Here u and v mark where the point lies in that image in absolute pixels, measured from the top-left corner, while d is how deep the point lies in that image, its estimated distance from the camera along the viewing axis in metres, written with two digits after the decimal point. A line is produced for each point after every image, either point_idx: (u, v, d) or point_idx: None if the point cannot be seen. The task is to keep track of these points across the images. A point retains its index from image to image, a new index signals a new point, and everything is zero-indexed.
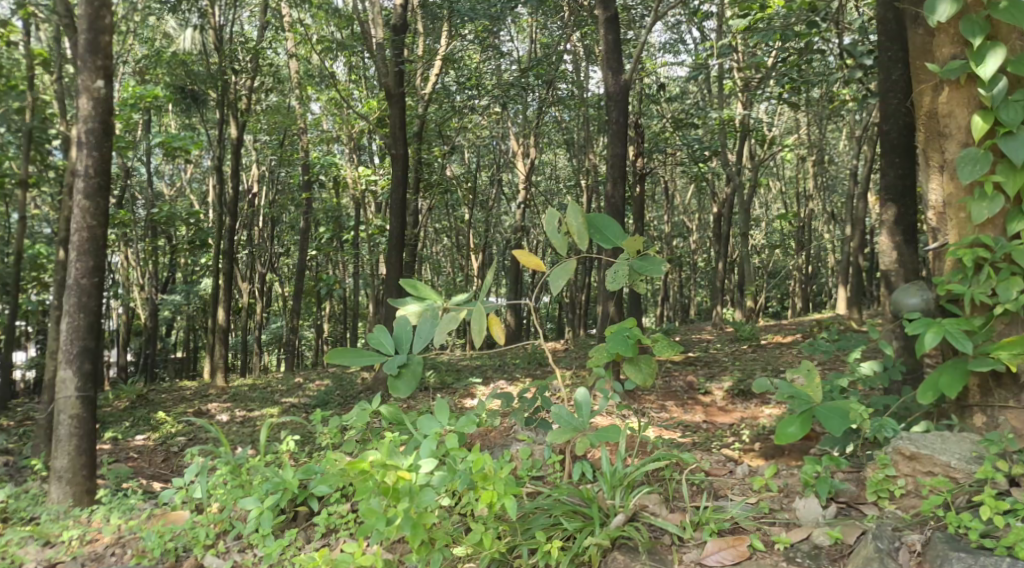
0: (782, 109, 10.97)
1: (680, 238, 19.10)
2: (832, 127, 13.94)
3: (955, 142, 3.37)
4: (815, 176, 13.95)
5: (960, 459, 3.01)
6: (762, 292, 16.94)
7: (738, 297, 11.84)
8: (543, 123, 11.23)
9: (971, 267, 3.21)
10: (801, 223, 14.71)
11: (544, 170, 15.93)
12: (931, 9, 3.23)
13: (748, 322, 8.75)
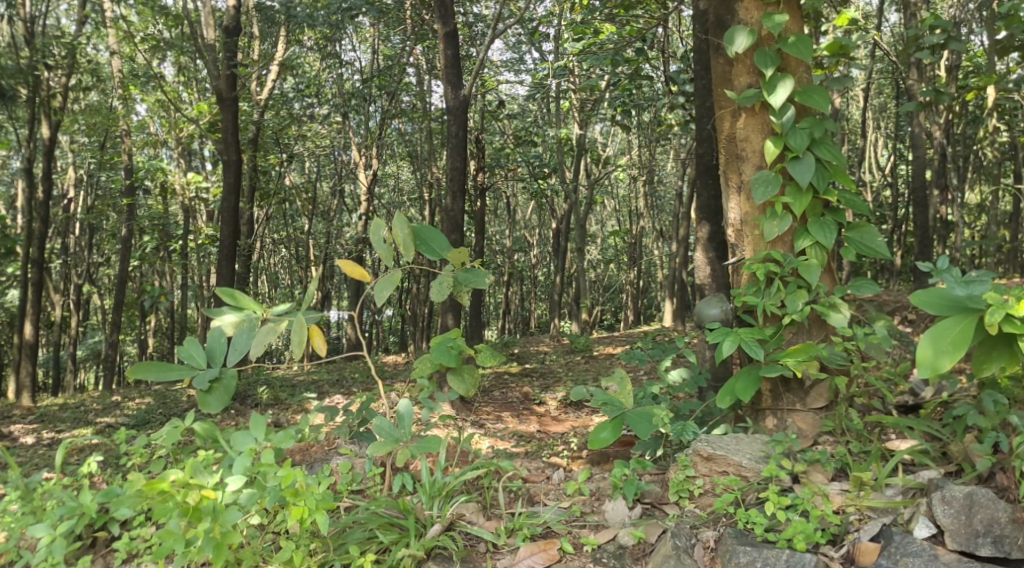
0: (615, 131, 11.51)
1: (521, 252, 19.52)
2: (661, 149, 14.76)
3: (750, 165, 3.64)
4: (645, 196, 14.73)
5: (751, 459, 3.22)
6: (600, 305, 17.63)
7: (574, 310, 12.23)
8: (385, 135, 11.17)
9: (764, 281, 3.47)
10: (632, 240, 15.48)
11: (388, 183, 15.85)
12: (730, 40, 3.48)
13: (583, 335, 9.05)
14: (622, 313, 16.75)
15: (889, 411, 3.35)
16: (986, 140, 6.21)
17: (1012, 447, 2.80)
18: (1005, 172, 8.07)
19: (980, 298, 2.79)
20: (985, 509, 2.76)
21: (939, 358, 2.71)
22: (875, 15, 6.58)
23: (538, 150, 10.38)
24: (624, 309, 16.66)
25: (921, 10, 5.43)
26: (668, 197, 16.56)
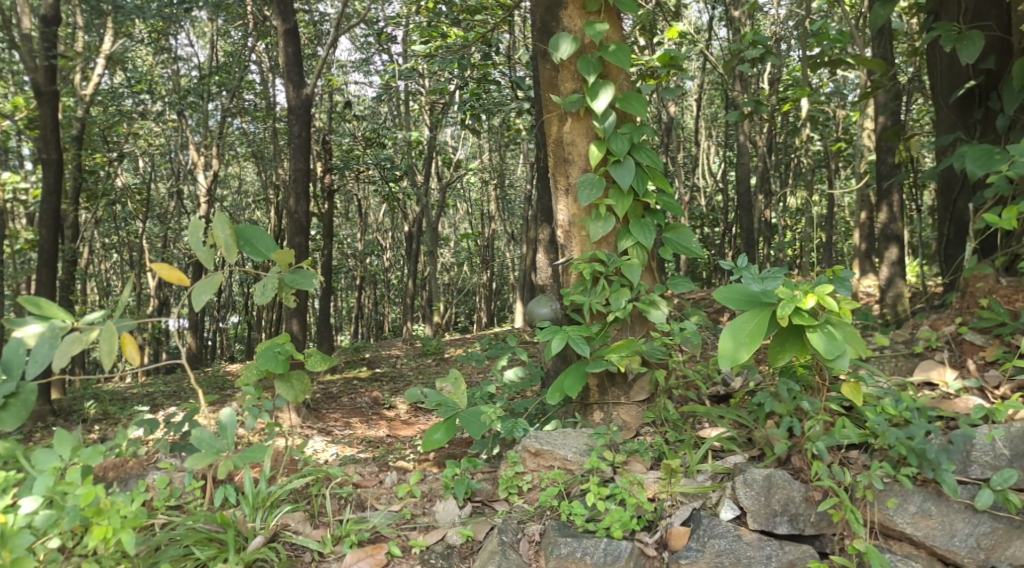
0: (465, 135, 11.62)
1: (375, 255, 19.23)
2: (510, 152, 14.98)
3: (577, 168, 3.75)
4: (495, 199, 14.92)
5: (576, 452, 3.31)
6: (451, 307, 17.70)
7: (427, 313, 12.22)
8: (226, 134, 10.72)
9: (590, 280, 3.59)
10: (485, 243, 15.64)
11: (230, 184, 15.20)
12: (555, 46, 3.56)
13: (436, 337, 9.08)
14: (476, 315, 16.86)
15: (704, 401, 3.53)
16: (801, 148, 6.72)
17: (804, 430, 3.01)
18: (819, 177, 8.76)
19: (773, 293, 3.00)
20: (782, 489, 2.95)
21: (737, 350, 2.89)
22: (705, 30, 6.98)
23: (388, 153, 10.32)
24: (476, 310, 16.76)
25: (742, 26, 5.80)
26: (520, 200, 16.86)
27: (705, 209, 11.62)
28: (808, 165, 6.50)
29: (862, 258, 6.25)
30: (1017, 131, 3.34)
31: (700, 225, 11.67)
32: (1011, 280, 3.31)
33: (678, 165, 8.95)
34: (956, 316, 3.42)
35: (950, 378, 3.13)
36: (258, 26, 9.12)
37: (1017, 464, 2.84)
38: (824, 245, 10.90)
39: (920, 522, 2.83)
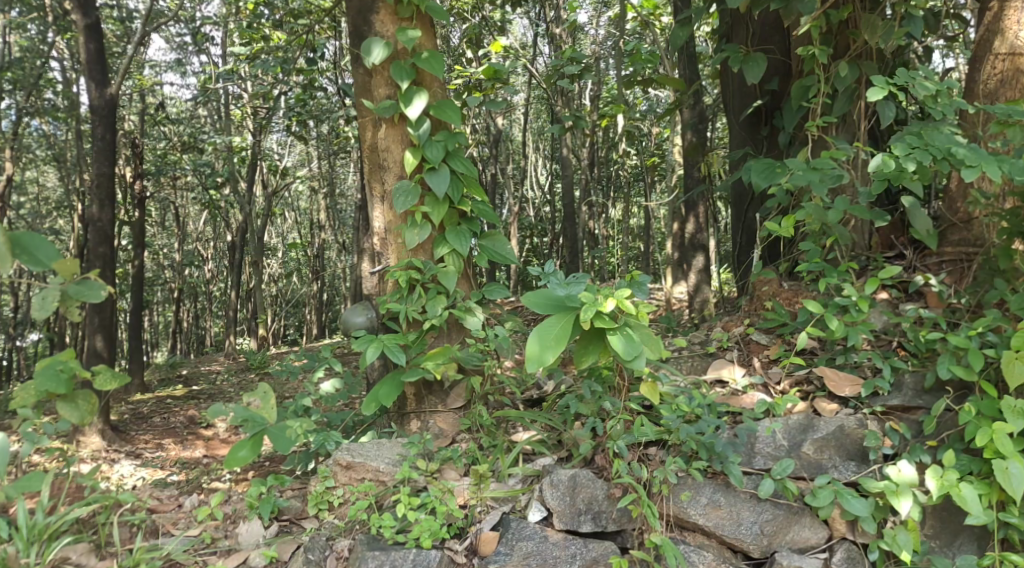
0: (292, 143, 11.24)
1: (197, 267, 18.14)
2: (340, 161, 14.64)
3: (392, 175, 3.71)
4: (326, 209, 14.53)
5: (388, 463, 3.25)
6: (283, 320, 17.04)
7: (253, 326, 11.67)
8: (23, 134, 9.75)
9: (405, 287, 3.55)
10: (317, 253, 15.19)
11: (30, 190, 13.82)
12: (367, 50, 3.51)
13: (260, 351, 8.68)
14: (304, 327, 16.22)
15: (517, 406, 3.60)
16: (619, 162, 7.04)
17: (607, 429, 3.14)
18: (636, 191, 9.22)
19: (577, 297, 3.09)
20: (586, 488, 3.05)
21: (544, 352, 2.94)
22: (530, 46, 7.19)
23: (210, 159, 9.81)
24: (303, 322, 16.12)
25: (564, 43, 6.01)
26: (351, 210, 16.52)
27: (533, 220, 11.89)
28: (625, 178, 6.82)
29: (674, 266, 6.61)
30: (796, 147, 3.65)
31: (530, 236, 11.93)
32: (792, 283, 3.60)
33: (506, 177, 9.10)
34: (745, 318, 3.69)
35: (738, 375, 3.37)
36: (60, 19, 8.39)
37: (794, 453, 3.01)
38: (641, 255, 11.44)
39: (711, 513, 2.97)
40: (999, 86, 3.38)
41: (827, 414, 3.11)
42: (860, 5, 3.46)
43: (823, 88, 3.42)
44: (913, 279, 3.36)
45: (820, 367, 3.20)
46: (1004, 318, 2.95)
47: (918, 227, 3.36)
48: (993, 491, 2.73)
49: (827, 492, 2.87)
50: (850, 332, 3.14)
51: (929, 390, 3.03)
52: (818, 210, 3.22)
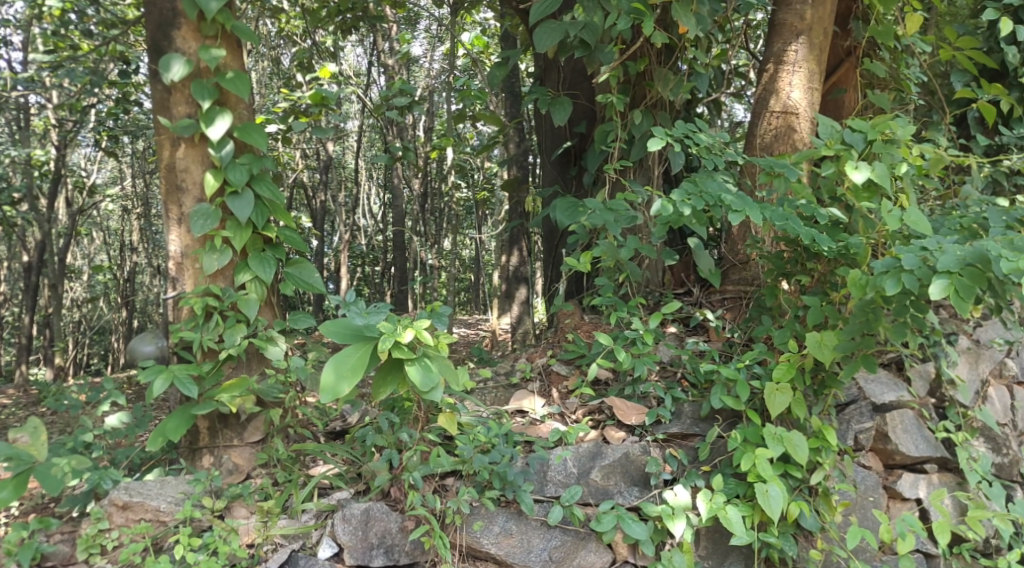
0: (107, 157, 10.47)
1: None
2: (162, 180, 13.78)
3: (190, 197, 3.55)
4: (145, 231, 13.60)
5: (170, 502, 3.08)
6: (90, 348, 15.64)
7: (53, 356, 10.63)
8: None
9: (201, 315, 3.38)
10: (132, 277, 14.13)
11: None
12: (165, 65, 3.36)
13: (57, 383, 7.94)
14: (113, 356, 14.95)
15: (318, 439, 3.51)
16: (449, 194, 7.11)
17: (403, 460, 3.12)
18: (467, 223, 9.33)
19: (376, 327, 3.02)
20: (379, 521, 3.02)
21: (339, 384, 2.85)
22: (363, 74, 7.15)
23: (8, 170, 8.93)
24: (112, 350, 14.84)
25: (395, 75, 6.04)
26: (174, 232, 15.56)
27: (364, 248, 11.70)
28: (453, 210, 6.89)
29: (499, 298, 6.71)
30: (598, 187, 3.84)
31: (363, 265, 11.72)
32: (592, 316, 3.78)
33: (337, 203, 8.92)
34: (549, 349, 3.82)
35: (538, 406, 3.47)
36: None
37: (583, 480, 3.14)
38: (471, 287, 11.54)
39: (503, 542, 3.02)
40: (773, 140, 3.58)
41: (615, 442, 3.26)
42: (655, 58, 3.69)
43: (621, 132, 3.62)
44: (696, 315, 3.61)
45: (610, 398, 3.36)
46: (769, 351, 3.22)
47: (702, 267, 3.53)
48: (755, 513, 2.93)
49: (610, 517, 3.00)
50: (637, 363, 3.31)
51: (705, 418, 3.26)
52: (612, 248, 3.40)
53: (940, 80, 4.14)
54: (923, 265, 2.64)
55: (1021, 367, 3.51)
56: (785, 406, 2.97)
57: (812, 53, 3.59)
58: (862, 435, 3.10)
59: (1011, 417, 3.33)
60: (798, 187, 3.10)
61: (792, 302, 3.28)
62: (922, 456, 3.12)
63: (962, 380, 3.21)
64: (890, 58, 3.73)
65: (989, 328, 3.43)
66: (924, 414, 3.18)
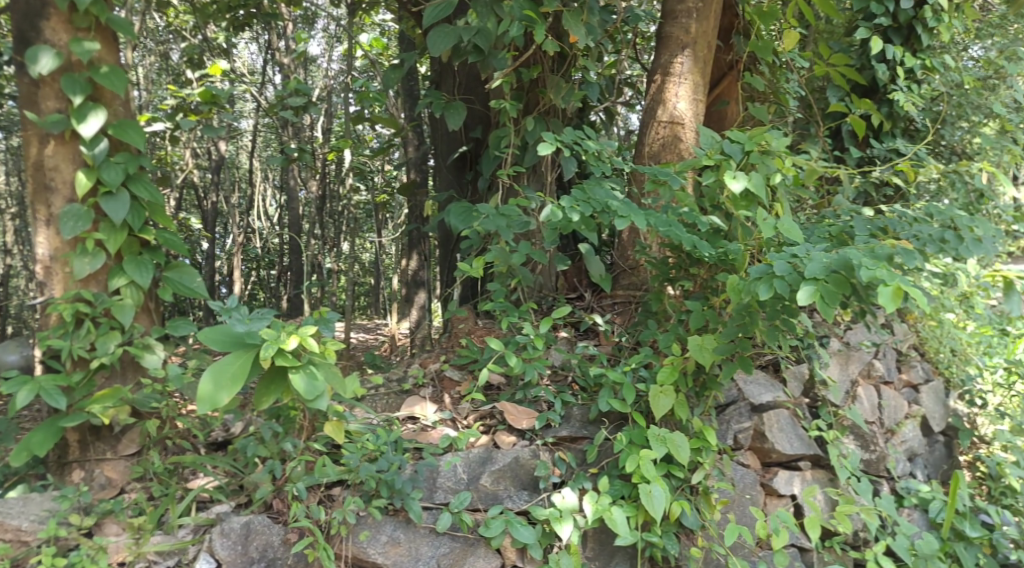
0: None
1: None
2: None
3: (60, 197, 3.35)
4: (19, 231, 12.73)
5: (33, 520, 2.88)
6: None
7: None
8: None
9: (70, 322, 3.19)
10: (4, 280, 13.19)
11: None
12: (31, 58, 3.16)
13: None
14: None
15: (200, 450, 3.37)
16: (347, 197, 6.96)
17: (286, 471, 3.04)
18: (367, 226, 9.19)
19: (257, 334, 2.92)
20: (260, 535, 2.94)
21: (217, 393, 2.75)
22: (258, 72, 6.94)
23: None
24: None
25: (291, 74, 5.87)
26: None
27: (260, 251, 11.33)
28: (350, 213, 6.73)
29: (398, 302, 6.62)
30: (492, 192, 3.85)
31: (257, 268, 11.35)
32: (485, 321, 3.78)
33: (230, 204, 8.61)
34: (442, 355, 3.79)
35: (429, 412, 3.43)
36: None
37: (473, 486, 3.14)
38: (371, 291, 11.37)
39: (390, 551, 2.98)
40: (661, 150, 3.68)
41: (505, 447, 3.26)
42: (548, 66, 3.72)
43: (514, 138, 3.64)
44: (587, 319, 3.67)
45: (501, 403, 3.36)
46: (654, 355, 3.30)
47: (595, 272, 3.62)
48: (639, 513, 2.99)
49: (498, 522, 3.00)
50: (527, 368, 3.33)
51: (593, 421, 3.31)
52: (504, 253, 3.41)
53: (816, 94, 4.37)
54: (793, 271, 2.75)
55: (888, 367, 3.59)
56: (669, 407, 3.05)
57: (697, 65, 3.72)
58: (741, 435, 3.23)
59: (878, 416, 3.45)
60: (681, 196, 3.19)
61: (676, 307, 3.39)
62: (796, 454, 3.25)
63: (833, 380, 3.38)
64: (769, 72, 3.90)
65: (858, 331, 3.60)
66: (798, 414, 3.32)
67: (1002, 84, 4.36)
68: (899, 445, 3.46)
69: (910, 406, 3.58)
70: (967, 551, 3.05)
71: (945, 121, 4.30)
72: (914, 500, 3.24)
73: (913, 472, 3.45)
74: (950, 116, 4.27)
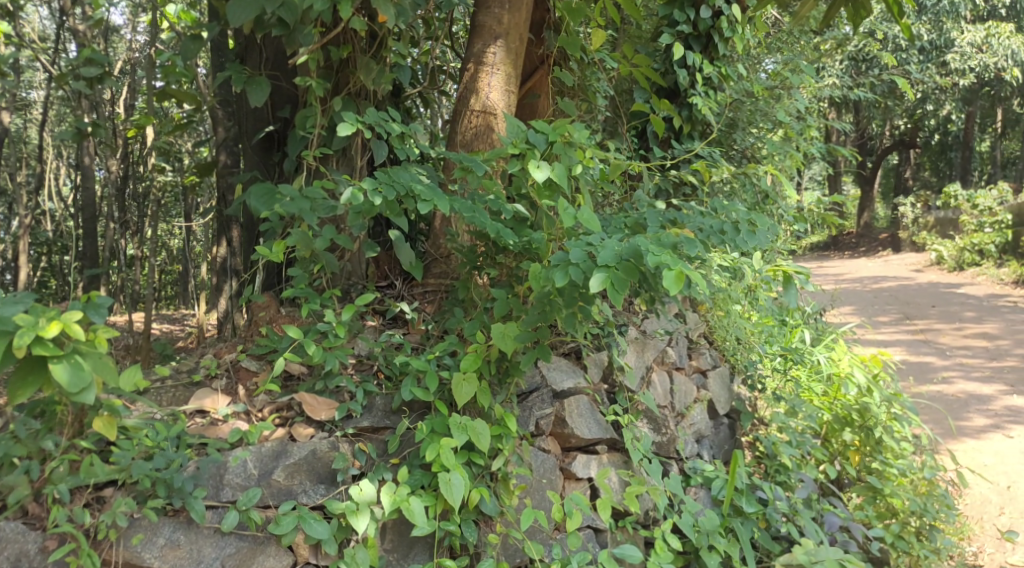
0: None
1: None
2: None
3: None
4: None
5: None
6: None
7: None
8: None
9: None
10: None
11: None
12: None
13: None
14: None
15: None
16: (151, 178, 6.43)
17: (45, 472, 2.75)
18: (176, 212, 8.57)
19: (10, 319, 2.56)
20: (12, 544, 2.64)
21: None
22: (47, 37, 6.25)
23: None
24: None
25: (85, 41, 5.33)
26: None
27: (49, 234, 10.25)
28: (152, 192, 6.08)
29: (206, 292, 6.22)
30: (299, 174, 3.67)
31: (46, 254, 10.26)
32: (288, 309, 3.61)
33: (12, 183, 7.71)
34: (239, 344, 3.58)
35: (221, 405, 3.23)
36: None
37: (264, 481, 2.96)
38: (179, 280, 10.63)
39: (168, 555, 2.76)
40: (474, 139, 3.66)
41: (302, 439, 3.11)
42: (358, 47, 3.57)
43: (320, 119, 3.49)
44: (393, 308, 3.59)
45: (299, 394, 3.20)
46: (459, 343, 3.26)
47: (404, 261, 3.46)
48: (438, 502, 2.95)
49: (290, 519, 2.84)
50: (327, 357, 3.19)
51: (395, 411, 3.24)
52: (306, 237, 3.22)
53: (624, 96, 4.58)
54: (587, 259, 2.80)
55: (679, 354, 3.84)
56: (471, 395, 2.99)
57: (510, 57, 3.74)
58: (542, 421, 3.28)
59: (670, 400, 3.64)
60: (487, 184, 3.15)
61: (482, 295, 3.38)
62: (594, 438, 3.35)
63: (629, 366, 3.51)
64: (577, 69, 4.04)
65: (654, 320, 3.79)
66: (597, 399, 3.42)
67: (786, 94, 4.85)
68: (688, 427, 3.66)
69: (699, 391, 3.81)
70: (743, 526, 3.25)
71: (737, 127, 4.64)
72: (700, 479, 3.42)
73: (700, 453, 3.66)
74: (742, 122, 4.68)
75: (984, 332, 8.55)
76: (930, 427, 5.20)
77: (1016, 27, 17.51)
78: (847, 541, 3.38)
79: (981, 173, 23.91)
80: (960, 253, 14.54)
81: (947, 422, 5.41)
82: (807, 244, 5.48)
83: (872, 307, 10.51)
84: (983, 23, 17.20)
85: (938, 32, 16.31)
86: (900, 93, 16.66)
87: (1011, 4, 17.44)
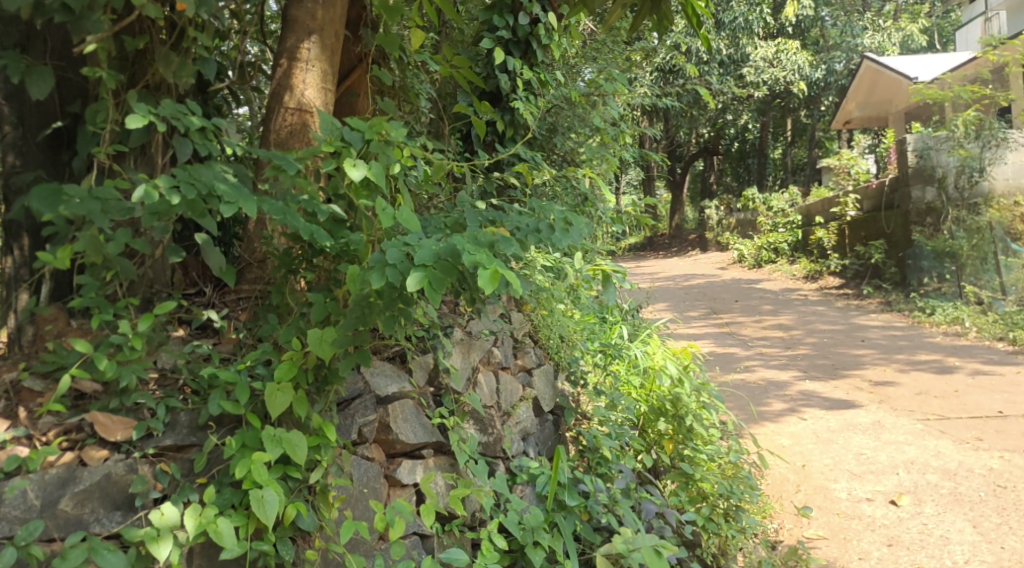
0: None
1: None
2: None
3: None
4: None
5: None
6: None
7: None
8: None
9: None
10: None
11: None
12: None
13: None
14: None
15: None
16: None
17: None
18: None
19: None
20: None
21: None
22: None
23: None
24: None
25: None
26: None
27: None
28: None
29: None
30: (90, 174, 3.33)
31: None
32: (82, 322, 3.28)
33: None
34: (20, 363, 3.20)
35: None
36: None
37: (47, 512, 2.68)
38: None
39: None
40: (289, 138, 3.49)
41: (94, 463, 2.82)
42: (157, 38, 3.32)
43: (113, 113, 3.18)
44: (201, 316, 3.34)
45: (90, 414, 2.88)
46: (273, 351, 3.05)
47: (213, 266, 3.15)
48: (250, 521, 2.76)
49: (78, 552, 2.54)
50: (122, 372, 2.88)
51: (203, 426, 3.01)
52: (95, 241, 2.90)
53: (447, 98, 4.53)
54: (404, 260, 2.70)
55: (505, 354, 3.86)
56: (286, 406, 2.82)
57: (325, 53, 3.60)
58: (365, 428, 3.17)
59: (496, 400, 3.65)
60: (301, 183, 2.96)
61: (298, 300, 3.20)
62: (419, 442, 3.29)
63: (455, 368, 3.48)
64: (396, 68, 3.95)
65: (480, 320, 3.78)
66: (422, 403, 3.36)
67: (601, 101, 5.05)
68: (514, 426, 3.69)
69: (525, 389, 3.86)
70: (566, 520, 3.31)
71: (557, 132, 4.84)
72: (526, 476, 3.47)
73: (526, 450, 3.71)
74: (562, 127, 4.86)
75: (780, 323, 9.40)
76: (735, 414, 5.76)
77: (801, 47, 19.57)
78: (662, 526, 3.52)
79: (775, 178, 26.46)
80: (757, 252, 16.11)
81: (750, 408, 5.89)
82: (625, 244, 5.76)
83: (682, 303, 11.30)
84: (773, 40, 18.95)
85: (735, 48, 18.02)
86: (705, 104, 18.12)
87: (796, 24, 19.37)
